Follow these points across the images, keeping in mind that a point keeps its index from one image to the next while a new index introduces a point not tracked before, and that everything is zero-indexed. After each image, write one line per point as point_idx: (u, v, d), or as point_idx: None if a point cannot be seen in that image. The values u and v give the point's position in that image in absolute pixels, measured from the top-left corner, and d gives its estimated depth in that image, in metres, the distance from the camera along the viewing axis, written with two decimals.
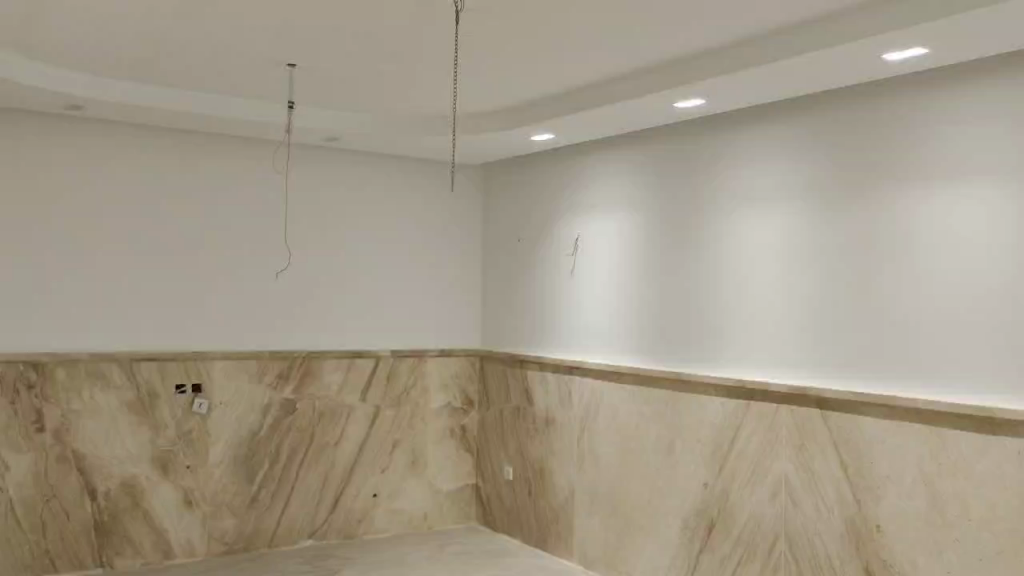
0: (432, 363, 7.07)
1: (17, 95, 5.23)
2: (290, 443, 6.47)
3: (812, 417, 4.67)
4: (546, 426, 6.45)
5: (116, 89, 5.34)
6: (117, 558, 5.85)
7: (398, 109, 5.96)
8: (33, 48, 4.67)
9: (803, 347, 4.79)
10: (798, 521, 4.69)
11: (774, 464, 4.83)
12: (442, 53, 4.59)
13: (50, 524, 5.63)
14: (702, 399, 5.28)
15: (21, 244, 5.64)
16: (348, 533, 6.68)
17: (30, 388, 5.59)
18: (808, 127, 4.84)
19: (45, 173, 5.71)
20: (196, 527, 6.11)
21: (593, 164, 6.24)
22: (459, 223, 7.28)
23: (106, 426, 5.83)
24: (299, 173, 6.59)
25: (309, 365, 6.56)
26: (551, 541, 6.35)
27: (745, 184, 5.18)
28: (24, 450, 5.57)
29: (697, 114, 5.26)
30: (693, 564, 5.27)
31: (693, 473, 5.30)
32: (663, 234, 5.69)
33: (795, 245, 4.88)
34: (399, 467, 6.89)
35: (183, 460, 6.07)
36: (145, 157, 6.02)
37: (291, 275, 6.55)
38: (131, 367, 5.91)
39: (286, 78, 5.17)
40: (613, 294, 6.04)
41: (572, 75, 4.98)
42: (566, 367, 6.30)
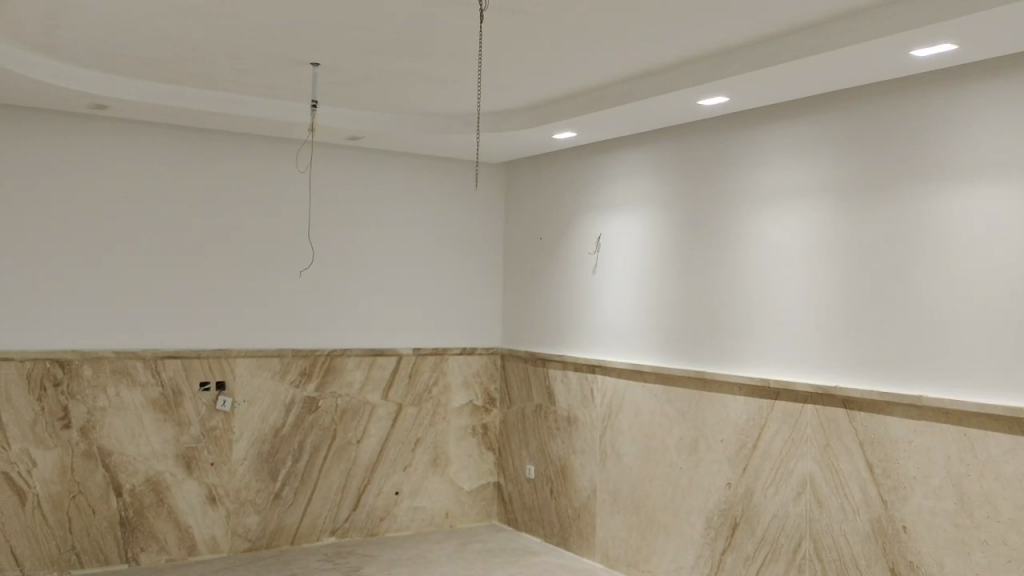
0: (453, 361, 7.09)
1: (41, 96, 5.28)
2: (312, 440, 6.50)
3: (838, 416, 4.65)
4: (567, 424, 6.45)
5: (140, 89, 5.39)
6: (142, 554, 5.89)
7: (418, 108, 5.97)
8: (60, 49, 4.71)
9: (825, 345, 4.76)
10: (824, 521, 4.67)
11: (799, 464, 4.82)
12: (465, 52, 4.60)
13: (76, 520, 5.68)
14: (726, 398, 5.28)
15: (47, 243, 5.69)
16: (371, 530, 6.71)
17: (57, 385, 5.64)
18: (831, 125, 4.81)
19: (70, 173, 5.77)
20: (220, 523, 6.15)
21: (613, 162, 6.23)
22: (479, 222, 7.30)
23: (131, 422, 5.87)
24: (320, 172, 6.63)
25: (331, 364, 6.59)
26: (573, 539, 6.35)
27: (767, 183, 5.15)
28: (51, 447, 5.62)
29: (721, 112, 5.24)
30: (717, 563, 5.26)
31: (717, 472, 5.29)
32: (683, 232, 5.67)
33: (818, 244, 4.84)
34: (421, 464, 6.91)
35: (208, 457, 6.11)
36: (168, 157, 6.07)
37: (312, 273, 6.58)
38: (155, 365, 5.95)
39: (310, 78, 5.20)
40: (633, 293, 6.02)
41: (594, 74, 4.99)
42: (587, 365, 6.30)
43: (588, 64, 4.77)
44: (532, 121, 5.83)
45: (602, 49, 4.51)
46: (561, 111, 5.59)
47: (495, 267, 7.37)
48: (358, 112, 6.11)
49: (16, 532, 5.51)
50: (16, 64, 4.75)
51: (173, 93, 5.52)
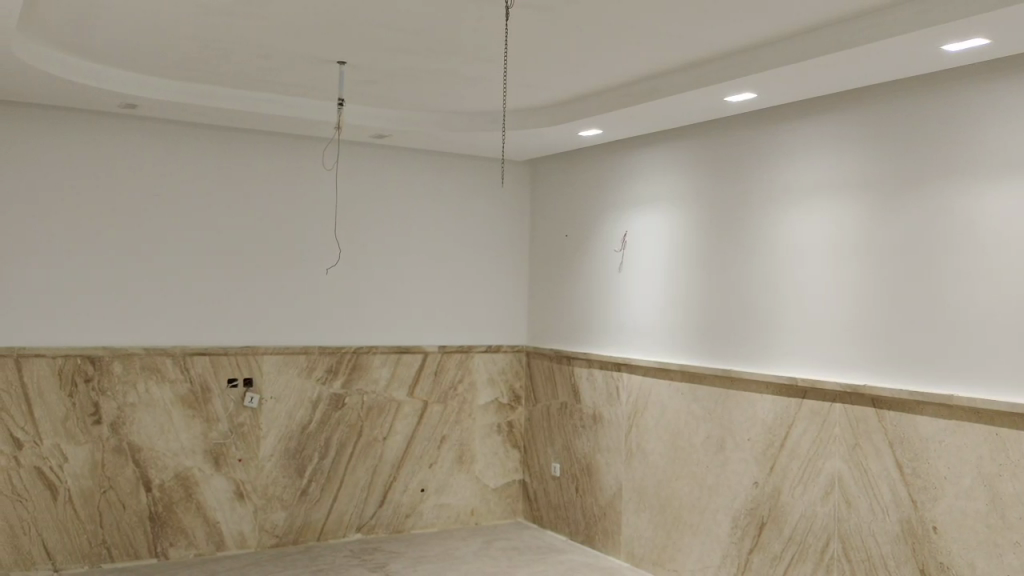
0: (478, 358, 7.09)
1: (73, 95, 5.35)
2: (338, 437, 6.53)
3: (867, 415, 4.61)
4: (593, 422, 6.44)
5: (169, 88, 5.46)
6: (171, 548, 5.95)
7: (443, 106, 5.99)
8: (91, 49, 4.77)
9: (853, 344, 4.71)
10: (852, 520, 4.63)
11: (827, 464, 4.78)
12: (490, 51, 4.61)
13: (106, 515, 5.75)
14: (753, 397, 5.24)
15: (78, 240, 5.76)
16: (396, 527, 6.73)
17: (88, 381, 5.72)
18: (860, 120, 4.76)
19: (100, 172, 5.84)
20: (248, 519, 6.20)
21: (639, 160, 6.21)
22: (505, 219, 7.30)
23: (160, 419, 5.93)
24: (346, 170, 6.66)
25: (357, 361, 6.63)
26: (598, 537, 6.34)
27: (795, 179, 5.10)
28: (82, 442, 5.69)
29: (748, 108, 5.20)
30: (743, 562, 5.22)
31: (744, 471, 5.26)
32: (710, 229, 5.64)
33: (846, 242, 4.79)
34: (446, 461, 6.93)
35: (235, 453, 6.16)
36: (197, 156, 6.13)
37: (339, 271, 6.62)
38: (184, 361, 6.01)
39: (337, 77, 5.23)
40: (659, 291, 6.00)
41: (620, 71, 4.97)
42: (613, 363, 6.28)
43: (616, 61, 4.76)
44: (558, 119, 5.81)
45: (628, 46, 4.49)
46: (587, 107, 5.57)
47: (521, 264, 7.37)
48: (385, 110, 6.13)
49: (48, 526, 5.59)
50: (47, 64, 4.81)
51: (202, 92, 5.56)
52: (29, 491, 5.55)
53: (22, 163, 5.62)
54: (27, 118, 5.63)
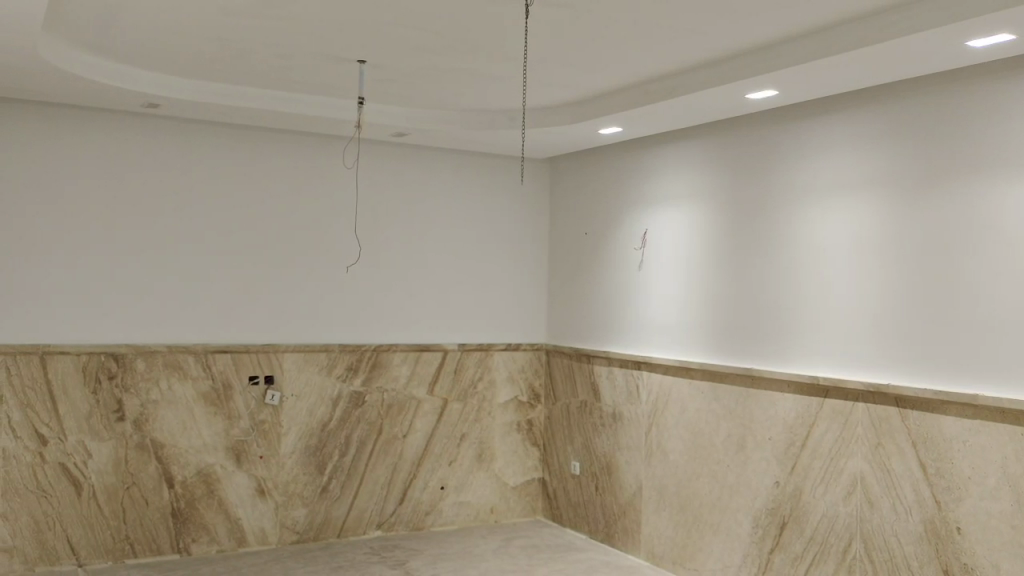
0: (498, 357, 7.10)
1: (97, 95, 5.40)
2: (359, 435, 6.56)
3: (890, 414, 4.57)
4: (613, 420, 6.42)
5: (191, 88, 5.50)
6: (194, 544, 6.00)
7: (463, 104, 5.99)
8: (114, 49, 4.82)
9: (876, 342, 4.67)
10: (875, 521, 4.59)
11: (849, 463, 4.74)
12: (509, 49, 4.61)
13: (130, 511, 5.80)
14: (775, 396, 5.21)
15: (101, 239, 5.82)
16: (417, 524, 6.75)
17: (111, 378, 5.77)
18: (883, 117, 4.72)
19: (123, 171, 5.89)
20: (270, 516, 6.24)
21: (659, 157, 6.19)
22: (525, 217, 7.30)
23: (183, 416, 5.98)
24: (366, 168, 6.68)
25: (377, 359, 6.65)
26: (618, 536, 6.33)
27: (817, 177, 5.07)
28: (105, 438, 5.75)
29: (768, 105, 5.17)
30: (764, 562, 5.20)
31: (765, 470, 5.23)
32: (731, 227, 5.60)
33: (869, 240, 4.75)
34: (466, 459, 6.94)
35: (257, 450, 6.20)
36: (219, 154, 6.17)
37: (359, 269, 6.65)
38: (206, 359, 6.06)
39: (357, 76, 5.25)
40: (680, 289, 5.97)
41: (639, 69, 4.96)
42: (633, 362, 6.27)
43: (636, 58, 4.75)
44: (578, 117, 5.80)
45: (647, 44, 4.48)
46: (607, 105, 5.56)
47: (541, 262, 7.37)
48: (404, 108, 6.14)
49: (72, 522, 5.64)
50: (71, 65, 4.86)
51: (223, 91, 5.60)
52: (54, 487, 5.60)
53: (47, 162, 5.68)
54: (52, 117, 5.70)
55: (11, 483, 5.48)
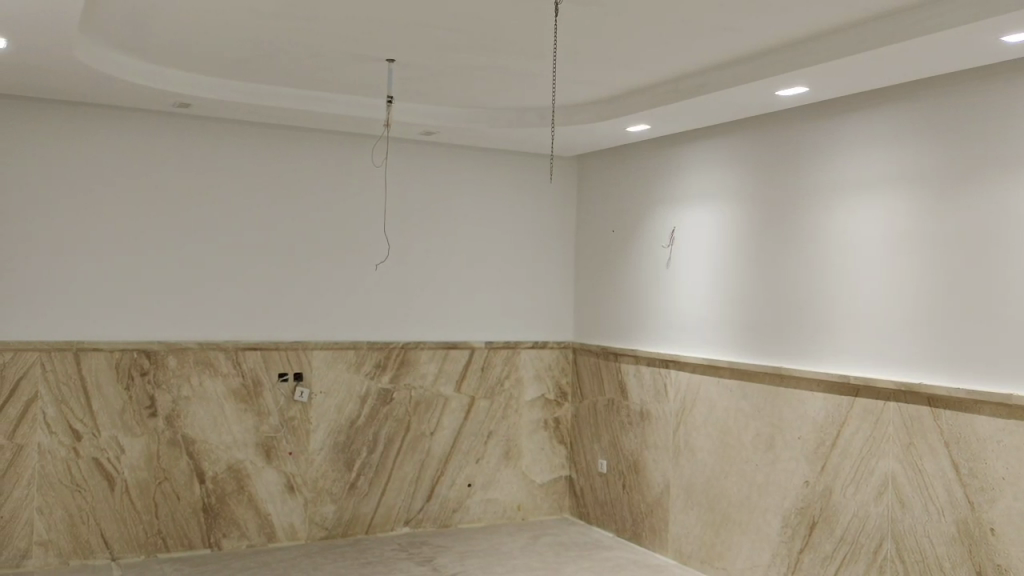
0: (525, 355, 7.11)
1: (130, 95, 5.47)
2: (386, 432, 6.60)
3: (922, 415, 4.52)
4: (640, 419, 6.41)
5: (222, 88, 5.56)
6: (224, 539, 6.07)
7: (490, 103, 6.01)
8: (146, 49, 4.88)
9: (908, 341, 4.63)
10: (906, 521, 4.55)
11: (880, 463, 4.71)
12: (537, 48, 4.61)
13: (162, 506, 5.87)
14: (804, 395, 5.18)
15: (134, 237, 5.89)
16: (444, 521, 6.78)
17: (144, 374, 5.84)
18: (914, 114, 4.67)
19: (155, 170, 5.96)
20: (299, 511, 6.29)
21: (687, 155, 6.17)
22: (552, 215, 7.30)
23: (213, 412, 6.04)
24: (395, 167, 6.72)
25: (405, 356, 6.68)
26: (645, 534, 6.32)
27: (849, 173, 5.01)
28: (138, 434, 5.82)
29: (799, 102, 5.13)
30: (794, 562, 5.17)
31: (794, 470, 5.20)
32: (760, 225, 5.57)
33: (901, 237, 4.70)
34: (493, 457, 6.95)
35: (286, 447, 6.26)
36: (249, 153, 6.23)
37: (388, 267, 6.68)
38: (236, 356, 6.12)
39: (385, 75, 5.28)
40: (708, 287, 5.94)
41: (668, 66, 4.94)
42: (660, 360, 6.25)
43: (665, 56, 4.74)
44: (606, 115, 5.80)
45: (675, 42, 4.47)
46: (635, 103, 5.56)
47: (568, 260, 7.37)
48: (433, 107, 6.16)
49: (106, 516, 5.72)
50: (106, 66, 4.93)
51: (252, 91, 5.66)
52: (88, 481, 5.68)
53: (81, 162, 5.76)
54: (85, 117, 5.76)
55: (46, 477, 5.56)
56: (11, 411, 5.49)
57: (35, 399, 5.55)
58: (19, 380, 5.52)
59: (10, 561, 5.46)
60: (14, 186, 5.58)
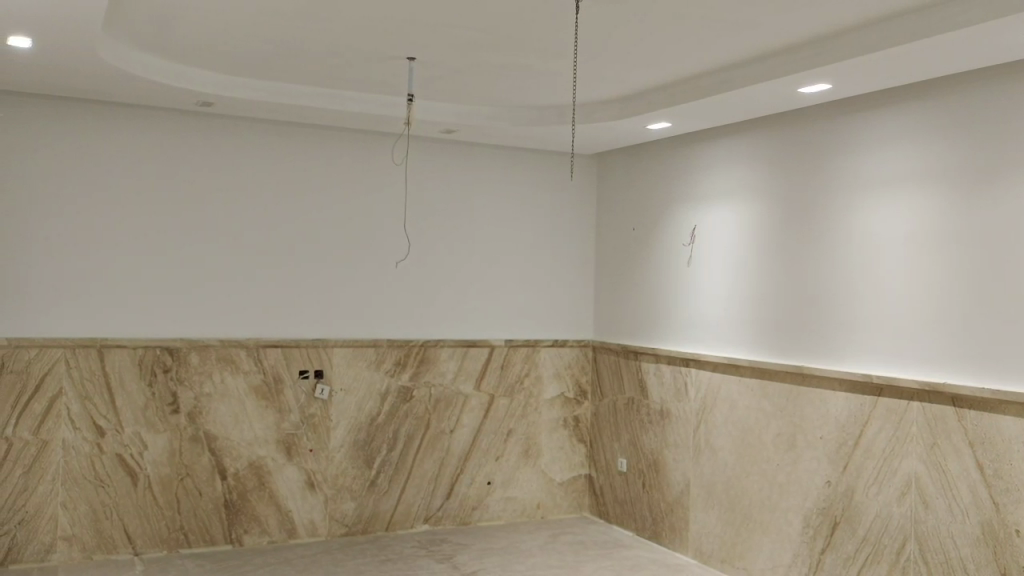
0: (545, 353, 7.10)
1: (153, 94, 5.52)
2: (406, 430, 6.61)
3: (946, 414, 4.48)
4: (660, 417, 6.39)
5: (243, 86, 5.59)
6: (245, 535, 6.11)
7: (511, 101, 6.00)
8: (168, 48, 4.92)
9: (932, 340, 4.59)
10: (930, 522, 4.51)
11: (903, 464, 4.67)
12: (557, 46, 4.61)
13: (184, 502, 5.92)
14: (826, 395, 5.14)
15: (157, 234, 5.94)
16: (464, 519, 6.79)
17: (166, 371, 5.89)
18: (939, 112, 4.62)
19: (178, 169, 6.00)
20: (319, 508, 6.32)
21: (709, 153, 6.14)
22: (572, 213, 7.29)
23: (235, 409, 6.08)
24: (415, 165, 6.73)
25: (425, 354, 6.69)
26: (665, 533, 6.30)
27: (872, 171, 4.97)
28: (160, 430, 5.86)
29: (822, 99, 5.08)
30: (815, 562, 5.13)
31: (816, 469, 5.17)
32: (782, 223, 5.53)
33: (925, 236, 4.65)
34: (513, 454, 6.95)
35: (307, 444, 6.29)
36: (270, 151, 6.26)
37: (407, 265, 6.70)
38: (258, 353, 6.15)
39: (406, 73, 5.29)
40: (729, 286, 5.91)
41: (690, 63, 4.92)
42: (680, 358, 6.23)
43: (686, 54, 4.71)
44: (626, 112, 5.78)
45: (695, 39, 4.45)
46: (656, 101, 5.54)
47: (588, 259, 7.36)
48: (453, 106, 6.17)
49: (129, 511, 5.77)
50: (130, 65, 4.97)
51: (272, 89, 5.69)
52: (111, 476, 5.73)
53: (105, 160, 5.81)
54: (109, 116, 5.81)
55: (70, 473, 5.62)
56: (36, 408, 5.55)
57: (60, 394, 5.61)
58: (44, 376, 5.57)
59: (35, 555, 5.52)
60: (39, 184, 5.64)
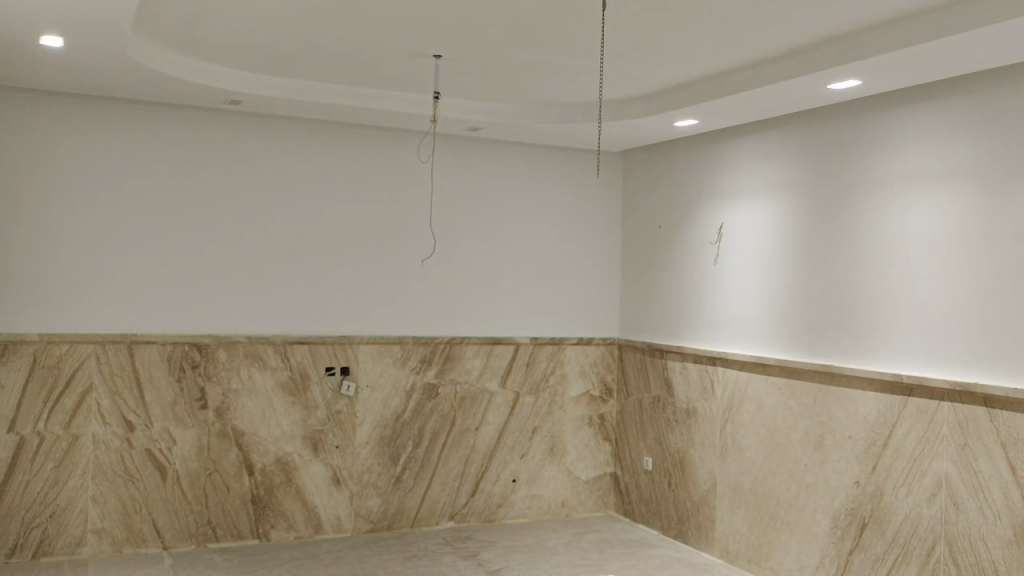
0: (570, 351, 7.10)
1: (182, 92, 5.56)
2: (432, 427, 6.63)
3: (978, 415, 4.41)
4: (687, 416, 6.36)
5: (269, 85, 5.63)
6: (272, 530, 6.15)
7: (536, 98, 6.00)
8: (196, 47, 4.96)
9: (964, 339, 4.53)
10: (960, 523, 4.45)
11: (934, 464, 4.61)
12: (584, 43, 4.59)
13: (212, 497, 5.97)
14: (855, 394, 5.09)
15: (186, 232, 5.99)
16: (489, 516, 6.80)
17: (195, 367, 5.94)
18: (972, 107, 4.55)
19: (206, 167, 6.04)
20: (345, 504, 6.36)
21: (736, 149, 6.09)
22: (598, 211, 7.27)
23: (262, 405, 6.13)
24: (441, 163, 6.74)
25: (450, 351, 6.71)
26: (691, 532, 6.27)
27: (901, 168, 4.91)
28: (189, 425, 5.92)
29: (852, 96, 5.03)
30: (844, 563, 5.08)
31: (845, 470, 5.12)
32: (809, 221, 5.48)
33: (957, 234, 4.59)
34: (538, 452, 6.95)
35: (333, 440, 6.33)
36: (297, 149, 6.30)
37: (433, 263, 6.72)
38: (284, 350, 6.20)
39: (433, 71, 5.29)
40: (757, 284, 5.87)
41: (717, 60, 4.88)
42: (707, 357, 6.20)
43: (715, 50, 4.68)
44: (653, 110, 5.75)
45: (723, 36, 4.42)
46: (683, 98, 5.50)
47: (614, 256, 7.33)
48: (479, 103, 6.17)
49: (158, 505, 5.83)
50: (160, 63, 5.02)
51: (299, 87, 5.72)
52: (141, 471, 5.79)
53: (133, 159, 5.86)
54: (139, 115, 5.87)
55: (100, 467, 5.68)
56: (67, 402, 5.62)
57: (90, 390, 5.68)
58: (75, 371, 5.65)
59: (66, 548, 5.59)
60: (71, 183, 5.70)
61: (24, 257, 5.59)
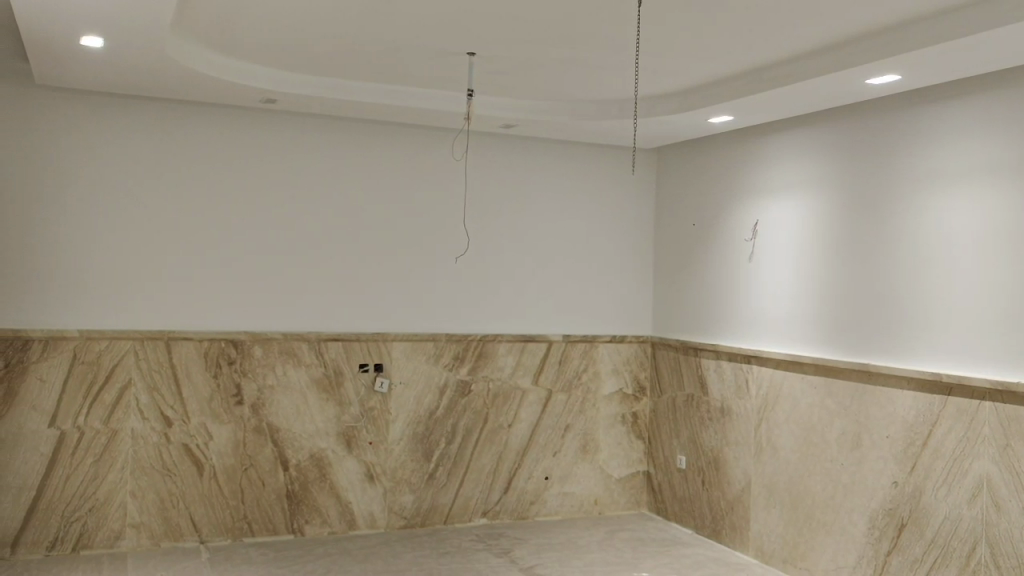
0: (602, 349, 7.08)
1: (219, 92, 5.62)
2: (465, 424, 6.65)
3: (1020, 414, 4.33)
4: (721, 415, 6.32)
5: (303, 83, 5.67)
6: (307, 526, 6.20)
7: (569, 96, 5.99)
8: (231, 47, 5.01)
9: (1005, 337, 4.44)
10: (1001, 525, 4.37)
11: (975, 464, 4.53)
12: (615, 40, 4.58)
13: (247, 491, 6.03)
14: (893, 393, 5.02)
15: (221, 229, 6.05)
16: (521, 514, 6.80)
17: (231, 364, 6.00)
18: (1014, 102, 4.46)
19: (241, 165, 6.10)
20: (379, 500, 6.39)
21: (772, 146, 6.03)
22: (631, 208, 7.24)
23: (297, 401, 6.18)
24: (475, 160, 6.76)
25: (483, 348, 6.72)
26: (725, 532, 6.23)
27: (941, 164, 4.83)
28: (224, 421, 5.98)
29: (892, 91, 4.96)
30: (881, 563, 5.02)
31: (882, 470, 5.05)
32: (846, 218, 5.41)
33: (999, 230, 4.50)
34: (570, 450, 6.95)
35: (366, 436, 6.36)
36: (331, 146, 6.34)
37: (466, 260, 6.73)
38: (319, 346, 6.25)
39: (467, 69, 5.31)
40: (793, 281, 5.80)
41: (752, 56, 4.84)
42: (742, 355, 6.15)
43: (751, 46, 4.64)
44: (687, 106, 5.72)
45: (757, 32, 4.39)
46: (718, 94, 5.46)
47: (647, 254, 7.30)
48: (512, 101, 6.18)
49: (194, 500, 5.90)
50: (197, 62, 5.08)
51: (334, 87, 5.75)
52: (178, 466, 5.86)
53: (170, 158, 5.93)
54: (175, 114, 5.94)
55: (138, 462, 5.76)
56: (106, 399, 5.70)
57: (128, 386, 5.76)
58: (114, 368, 5.73)
59: (105, 541, 5.68)
60: (109, 182, 5.79)
61: (65, 255, 5.68)
